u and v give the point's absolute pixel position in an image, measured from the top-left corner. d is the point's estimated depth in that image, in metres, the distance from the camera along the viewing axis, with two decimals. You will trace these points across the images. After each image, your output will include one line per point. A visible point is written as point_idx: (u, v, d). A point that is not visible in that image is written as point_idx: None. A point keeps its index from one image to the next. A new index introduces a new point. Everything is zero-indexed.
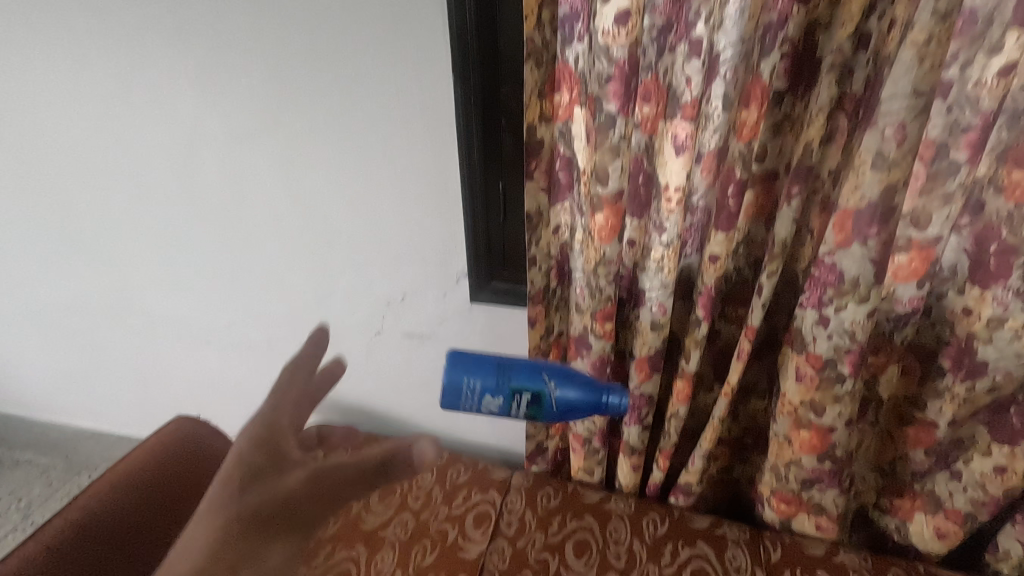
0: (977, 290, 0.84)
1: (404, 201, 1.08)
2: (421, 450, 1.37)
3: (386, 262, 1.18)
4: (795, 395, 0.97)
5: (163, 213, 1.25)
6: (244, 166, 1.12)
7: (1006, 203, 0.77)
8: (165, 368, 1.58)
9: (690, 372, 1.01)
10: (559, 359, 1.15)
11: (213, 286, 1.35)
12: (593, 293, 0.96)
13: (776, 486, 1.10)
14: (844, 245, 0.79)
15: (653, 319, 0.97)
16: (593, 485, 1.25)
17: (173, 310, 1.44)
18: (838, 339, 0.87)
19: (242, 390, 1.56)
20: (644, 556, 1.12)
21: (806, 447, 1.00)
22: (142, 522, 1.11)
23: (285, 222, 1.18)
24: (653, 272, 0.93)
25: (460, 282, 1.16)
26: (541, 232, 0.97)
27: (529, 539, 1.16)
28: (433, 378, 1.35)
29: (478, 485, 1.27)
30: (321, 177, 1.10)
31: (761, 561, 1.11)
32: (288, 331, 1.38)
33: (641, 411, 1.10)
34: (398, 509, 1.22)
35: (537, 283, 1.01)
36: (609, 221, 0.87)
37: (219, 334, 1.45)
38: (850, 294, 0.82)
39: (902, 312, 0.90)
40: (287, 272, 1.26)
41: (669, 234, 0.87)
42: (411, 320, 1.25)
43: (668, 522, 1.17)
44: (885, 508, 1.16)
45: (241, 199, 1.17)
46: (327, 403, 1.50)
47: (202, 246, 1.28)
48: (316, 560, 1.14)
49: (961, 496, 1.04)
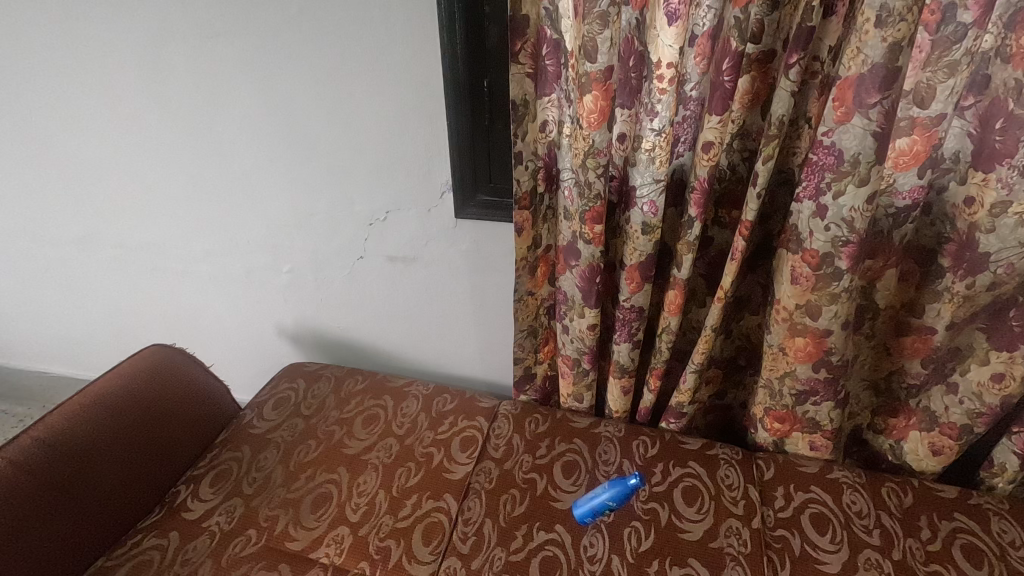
0: (979, 175, 0.81)
1: (385, 111, 1.07)
2: (406, 381, 1.34)
3: (371, 175, 1.16)
4: (790, 299, 0.93)
5: (139, 124, 1.23)
6: (217, 72, 1.11)
7: (1015, 72, 0.73)
8: (146, 300, 1.58)
9: (682, 279, 0.97)
10: (547, 275, 1.12)
11: (186, 207, 1.34)
12: (582, 192, 0.92)
13: (770, 404, 1.07)
14: (844, 122, 0.76)
15: (644, 220, 0.93)
16: (583, 411, 1.22)
17: (149, 235, 1.42)
18: (836, 230, 0.83)
19: (220, 321, 1.57)
20: (634, 476, 1.07)
21: (801, 355, 0.97)
22: (116, 443, 1.07)
23: (261, 134, 1.17)
24: (644, 166, 0.88)
25: (444, 197, 1.15)
26: (528, 126, 0.94)
27: (516, 461, 1.11)
28: (419, 304, 1.34)
29: (465, 413, 1.23)
30: (298, 83, 1.08)
31: (754, 479, 1.06)
32: (268, 258, 1.38)
33: (631, 326, 1.06)
34: (382, 435, 1.19)
35: (524, 184, 0.97)
36: (598, 104, 0.83)
37: (197, 263, 1.45)
38: (850, 175, 0.79)
39: (902, 206, 0.87)
40: (265, 191, 1.26)
41: (660, 120, 0.83)
42: (396, 241, 1.24)
43: (658, 444, 1.13)
44: (880, 428, 1.12)
45: (213, 110, 1.16)
46: (309, 337, 1.50)
47: (174, 163, 1.27)
48: (298, 482, 1.12)
49: (957, 410, 1.00)
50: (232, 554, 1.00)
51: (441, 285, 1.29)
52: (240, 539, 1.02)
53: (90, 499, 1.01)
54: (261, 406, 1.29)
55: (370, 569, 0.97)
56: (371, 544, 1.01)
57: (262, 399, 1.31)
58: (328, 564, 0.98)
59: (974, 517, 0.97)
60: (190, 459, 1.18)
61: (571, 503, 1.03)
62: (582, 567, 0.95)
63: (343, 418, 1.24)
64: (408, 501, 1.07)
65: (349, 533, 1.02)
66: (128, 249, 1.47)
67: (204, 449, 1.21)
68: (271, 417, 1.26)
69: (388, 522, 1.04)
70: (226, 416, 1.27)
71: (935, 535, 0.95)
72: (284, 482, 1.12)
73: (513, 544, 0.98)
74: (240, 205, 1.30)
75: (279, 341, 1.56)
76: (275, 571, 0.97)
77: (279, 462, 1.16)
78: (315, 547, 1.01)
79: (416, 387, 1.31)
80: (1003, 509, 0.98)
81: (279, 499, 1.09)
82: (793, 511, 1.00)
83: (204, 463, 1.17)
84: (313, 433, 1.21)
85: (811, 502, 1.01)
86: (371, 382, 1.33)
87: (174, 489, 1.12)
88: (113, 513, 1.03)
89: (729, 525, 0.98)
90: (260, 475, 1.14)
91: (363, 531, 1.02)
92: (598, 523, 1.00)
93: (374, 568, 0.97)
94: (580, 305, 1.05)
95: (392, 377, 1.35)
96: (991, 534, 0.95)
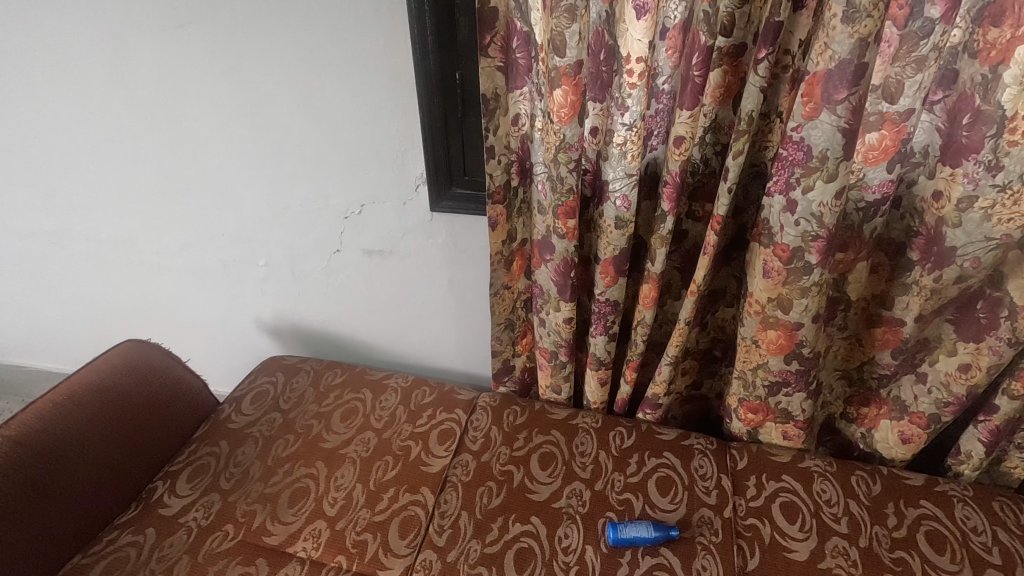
0: (948, 170, 0.81)
1: (357, 103, 1.05)
2: (386, 373, 1.34)
3: (345, 168, 1.15)
4: (762, 293, 0.93)
5: (106, 117, 1.20)
6: (184, 63, 1.08)
7: (981, 68, 0.73)
8: (122, 294, 1.56)
9: (656, 273, 0.97)
10: (524, 269, 1.12)
11: (159, 200, 1.32)
12: (555, 186, 0.92)
13: (744, 395, 1.08)
14: (812, 118, 0.76)
15: (616, 215, 0.92)
16: (561, 402, 1.23)
17: (121, 229, 1.40)
18: (806, 225, 0.84)
19: (198, 314, 1.56)
20: (610, 467, 1.08)
21: (773, 348, 0.98)
22: (90, 441, 1.06)
23: (231, 126, 1.15)
24: (616, 161, 0.87)
25: (419, 190, 1.14)
26: (499, 120, 0.93)
27: (493, 453, 1.12)
28: (397, 298, 1.34)
29: (444, 405, 1.24)
30: (267, 73, 1.06)
31: (727, 469, 1.07)
32: (243, 251, 1.36)
33: (606, 319, 1.06)
34: (360, 428, 1.20)
35: (496, 178, 0.97)
36: (569, 99, 0.83)
37: (171, 257, 1.43)
38: (818, 171, 0.79)
39: (872, 200, 0.87)
40: (238, 184, 1.24)
41: (631, 114, 0.82)
42: (371, 234, 1.24)
43: (634, 435, 1.14)
44: (852, 417, 1.14)
45: (182, 102, 1.14)
46: (288, 330, 1.50)
47: (144, 155, 1.24)
48: (275, 477, 1.12)
49: (925, 399, 1.01)
50: (209, 550, 1.00)
51: (418, 278, 1.28)
52: (217, 534, 1.03)
53: (65, 497, 1.00)
54: (239, 400, 1.28)
55: (347, 562, 0.98)
56: (347, 537, 1.01)
57: (241, 393, 1.30)
58: (305, 558, 0.99)
59: (939, 503, 0.99)
60: (167, 454, 1.17)
61: (547, 494, 1.04)
62: (556, 557, 0.96)
63: (321, 412, 1.24)
64: (385, 494, 1.08)
65: (326, 528, 1.03)
66: (101, 242, 1.44)
67: (181, 444, 1.20)
68: (249, 411, 1.26)
69: (365, 516, 1.04)
70: (204, 410, 1.27)
71: (901, 522, 0.97)
72: (261, 477, 1.12)
73: (488, 537, 0.99)
74: (213, 199, 1.28)
75: (259, 334, 1.55)
76: (252, 565, 0.98)
77: (257, 457, 1.16)
78: (292, 542, 1.01)
79: (396, 379, 1.31)
80: (967, 496, 1.00)
81: (257, 493, 1.09)
82: (764, 500, 1.01)
83: (181, 458, 1.16)
84: (291, 428, 1.21)
85: (782, 492, 1.02)
86: (350, 376, 1.33)
87: (151, 485, 1.12)
88: (87, 510, 1.03)
89: (701, 515, 1.00)
90: (238, 470, 1.14)
91: (339, 526, 1.03)
92: (572, 514, 1.01)
93: (351, 562, 0.98)
94: (555, 299, 1.05)
95: (371, 370, 1.36)
96: (955, 520, 0.97)
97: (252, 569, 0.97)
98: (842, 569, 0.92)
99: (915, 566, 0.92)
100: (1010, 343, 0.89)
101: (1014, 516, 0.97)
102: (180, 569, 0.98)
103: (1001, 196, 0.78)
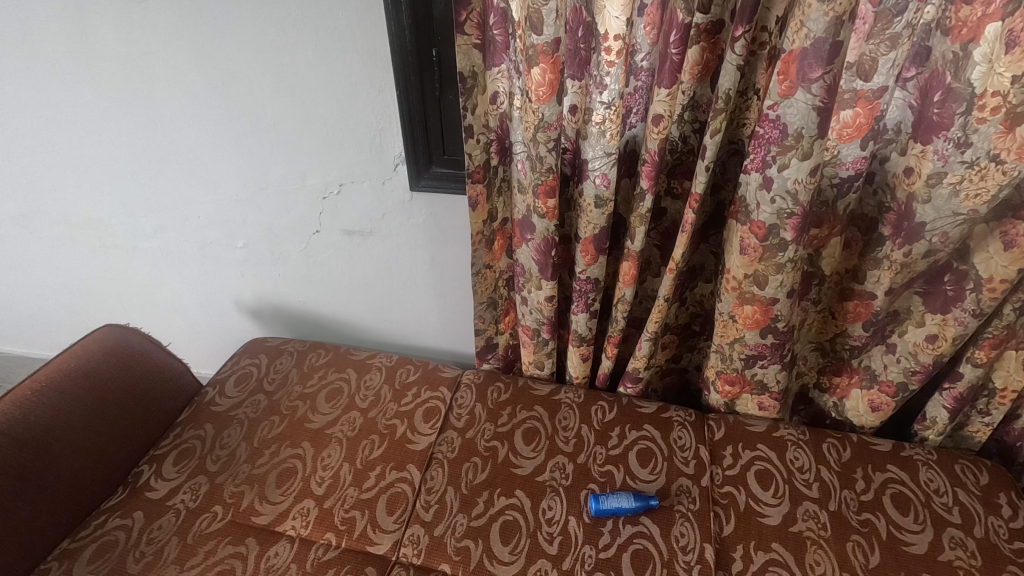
0: (919, 147, 0.83)
1: (331, 80, 1.03)
2: (370, 353, 1.35)
3: (321, 147, 1.13)
4: (738, 270, 0.95)
5: (69, 96, 1.16)
6: (149, 40, 1.05)
7: (952, 45, 0.74)
8: (98, 277, 1.54)
9: (635, 251, 0.98)
10: (505, 248, 1.12)
11: (131, 183, 1.29)
12: (534, 166, 0.91)
13: (721, 368, 1.11)
14: (788, 96, 0.77)
15: (596, 193, 0.92)
16: (544, 378, 1.25)
17: (93, 212, 1.37)
18: (781, 203, 0.85)
19: (177, 298, 1.54)
20: (592, 441, 1.11)
21: (749, 323, 1.00)
22: (72, 428, 1.05)
23: (202, 106, 1.12)
24: (595, 140, 0.87)
25: (398, 169, 1.12)
26: (477, 99, 0.92)
27: (478, 429, 1.14)
28: (379, 278, 1.33)
29: (428, 384, 1.25)
30: (237, 51, 1.03)
31: (705, 439, 1.11)
32: (221, 233, 1.34)
33: (588, 297, 1.07)
34: (345, 409, 1.21)
35: (476, 158, 0.96)
36: (547, 77, 0.82)
37: (146, 239, 1.40)
38: (793, 150, 0.80)
39: (846, 176, 0.89)
40: (212, 165, 1.22)
41: (609, 93, 0.82)
42: (351, 214, 1.22)
43: (616, 408, 1.17)
44: (825, 386, 1.18)
45: (150, 81, 1.10)
46: (270, 311, 1.50)
47: (113, 135, 1.21)
48: (262, 458, 1.13)
49: (894, 368, 1.04)
50: (199, 531, 1.02)
51: (399, 257, 1.28)
52: (206, 516, 1.04)
53: (49, 484, 1.00)
54: (223, 383, 1.28)
55: (336, 540, 1.00)
56: (336, 515, 1.03)
57: (224, 376, 1.30)
58: (294, 536, 1.01)
59: (905, 467, 1.04)
60: (152, 438, 1.17)
61: (531, 468, 1.07)
62: (540, 529, 0.99)
63: (306, 393, 1.25)
64: (372, 473, 1.09)
65: (314, 506, 1.05)
66: (73, 225, 1.41)
67: (165, 427, 1.20)
68: (233, 393, 1.26)
69: (353, 494, 1.06)
70: (187, 394, 1.26)
71: (869, 486, 1.02)
72: (248, 458, 1.13)
73: (474, 511, 1.02)
74: (187, 180, 1.26)
75: (240, 316, 1.54)
76: (242, 545, 0.99)
77: (242, 438, 1.17)
78: (281, 521, 1.03)
79: (380, 359, 1.32)
80: (931, 459, 1.05)
81: (244, 475, 1.10)
82: (740, 469, 1.05)
83: (166, 442, 1.16)
84: (276, 409, 1.21)
85: (757, 460, 1.06)
86: (334, 356, 1.33)
87: (137, 469, 1.12)
88: (73, 497, 1.03)
89: (680, 484, 1.04)
90: (225, 452, 1.14)
91: (328, 504, 1.05)
92: (556, 486, 1.04)
93: (340, 539, 1.00)
94: (536, 278, 1.05)
95: (355, 350, 1.36)
96: (919, 482, 1.02)
97: (242, 548, 0.99)
98: (813, 532, 0.96)
99: (880, 527, 0.96)
100: (975, 314, 0.92)
101: (974, 478, 1.02)
102: (170, 551, 0.99)
103: (969, 172, 0.79)
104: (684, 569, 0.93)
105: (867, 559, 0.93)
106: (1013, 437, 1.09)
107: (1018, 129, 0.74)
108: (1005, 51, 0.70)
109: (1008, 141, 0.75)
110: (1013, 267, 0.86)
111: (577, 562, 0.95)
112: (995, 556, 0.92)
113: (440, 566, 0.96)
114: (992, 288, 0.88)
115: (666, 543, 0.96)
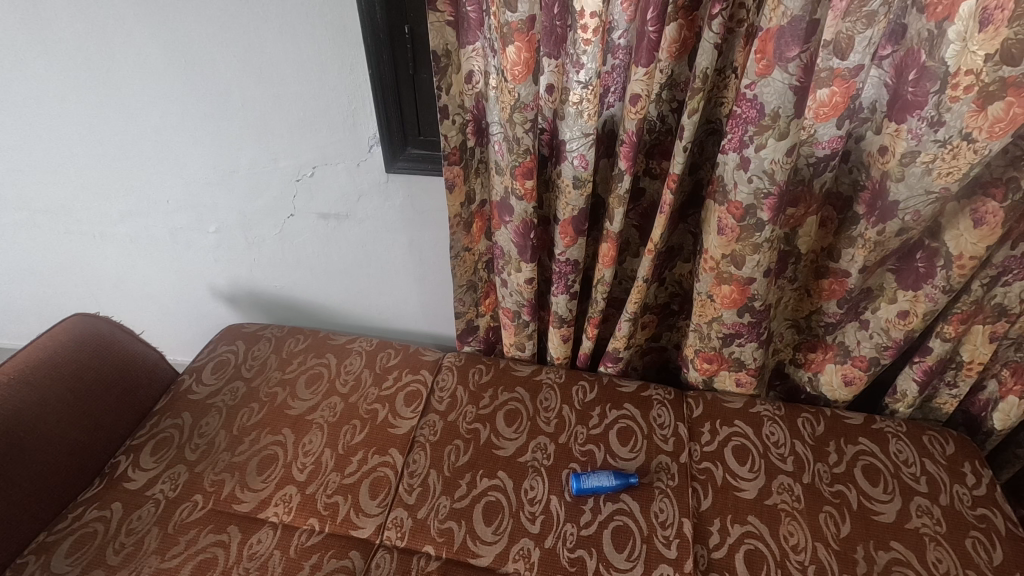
0: (893, 127, 0.83)
1: (300, 58, 1.00)
2: (349, 338, 1.34)
3: (293, 128, 1.10)
4: (716, 250, 0.95)
5: (23, 77, 1.10)
6: (105, 17, 1.00)
7: (928, 23, 0.74)
8: (65, 264, 1.49)
9: (614, 232, 0.98)
10: (484, 231, 1.11)
11: (94, 166, 1.24)
12: (511, 147, 0.90)
13: (700, 346, 1.12)
14: (765, 75, 0.76)
15: (574, 174, 0.91)
16: (525, 359, 1.25)
17: (55, 197, 1.32)
18: (758, 183, 0.85)
19: (148, 285, 1.50)
20: (573, 420, 1.12)
21: (727, 302, 1.01)
22: (44, 420, 1.03)
23: (165, 86, 1.08)
24: (572, 121, 0.86)
25: (373, 151, 1.10)
26: (452, 78, 0.90)
27: (460, 412, 1.15)
28: (357, 261, 1.32)
29: (410, 367, 1.25)
30: (199, 28, 0.99)
31: (684, 417, 1.12)
32: (192, 218, 1.31)
33: (567, 279, 1.06)
34: (326, 395, 1.20)
35: (451, 139, 0.95)
36: (522, 56, 0.80)
37: (114, 224, 1.36)
38: (770, 130, 0.80)
39: (822, 155, 0.89)
40: (180, 148, 1.18)
41: (586, 72, 0.81)
42: (325, 197, 1.20)
43: (596, 388, 1.18)
44: (800, 362, 1.20)
45: (109, 61, 1.06)
46: (245, 296, 1.47)
47: (72, 118, 1.16)
48: (242, 446, 1.12)
49: (867, 344, 1.06)
50: (180, 520, 1.01)
51: (377, 241, 1.26)
52: (186, 505, 1.03)
53: (22, 478, 0.98)
54: (200, 370, 1.26)
55: (319, 525, 1.00)
56: (319, 501, 1.03)
57: (200, 363, 1.28)
58: (277, 523, 1.01)
59: (875, 440, 1.07)
60: (128, 428, 1.15)
61: (512, 450, 1.08)
62: (522, 509, 1.00)
63: (285, 379, 1.24)
64: (354, 458, 1.09)
65: (297, 493, 1.04)
66: (35, 211, 1.36)
67: (142, 417, 1.19)
68: (210, 381, 1.24)
69: (335, 479, 1.06)
70: (163, 382, 1.24)
71: (842, 458, 1.05)
72: (227, 446, 1.12)
73: (457, 493, 1.03)
74: (153, 163, 1.21)
75: (215, 302, 1.52)
76: (224, 533, 0.99)
77: (222, 426, 1.15)
78: (262, 509, 1.02)
79: (360, 343, 1.31)
80: (901, 431, 1.09)
81: (224, 463, 1.09)
82: (718, 445, 1.07)
83: (143, 432, 1.15)
84: (255, 396, 1.20)
85: (735, 436, 1.08)
86: (312, 341, 1.32)
87: (114, 459, 1.10)
88: (48, 489, 1.01)
89: (659, 461, 1.05)
90: (203, 440, 1.13)
91: (310, 490, 1.04)
92: (538, 467, 1.05)
93: (323, 524, 1.00)
94: (516, 260, 1.04)
95: (334, 334, 1.35)
96: (889, 454, 1.05)
97: (224, 536, 0.99)
98: (787, 504, 0.99)
99: (851, 498, 1.00)
100: (945, 290, 0.94)
101: (941, 448, 1.06)
102: (150, 541, 0.98)
103: (942, 151, 0.79)
104: (663, 543, 0.95)
105: (839, 529, 0.96)
106: (978, 407, 1.12)
107: (990, 107, 0.74)
108: (979, 29, 0.70)
109: (979, 120, 0.75)
110: (981, 244, 0.88)
111: (559, 540, 0.96)
112: (959, 523, 0.96)
113: (424, 547, 0.96)
114: (962, 265, 0.90)
115: (646, 519, 0.98)
